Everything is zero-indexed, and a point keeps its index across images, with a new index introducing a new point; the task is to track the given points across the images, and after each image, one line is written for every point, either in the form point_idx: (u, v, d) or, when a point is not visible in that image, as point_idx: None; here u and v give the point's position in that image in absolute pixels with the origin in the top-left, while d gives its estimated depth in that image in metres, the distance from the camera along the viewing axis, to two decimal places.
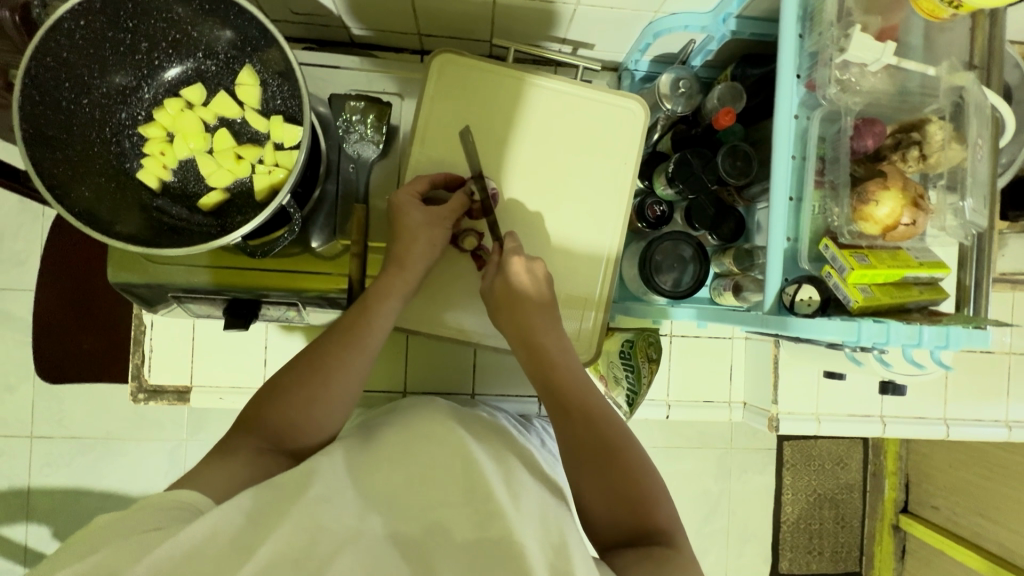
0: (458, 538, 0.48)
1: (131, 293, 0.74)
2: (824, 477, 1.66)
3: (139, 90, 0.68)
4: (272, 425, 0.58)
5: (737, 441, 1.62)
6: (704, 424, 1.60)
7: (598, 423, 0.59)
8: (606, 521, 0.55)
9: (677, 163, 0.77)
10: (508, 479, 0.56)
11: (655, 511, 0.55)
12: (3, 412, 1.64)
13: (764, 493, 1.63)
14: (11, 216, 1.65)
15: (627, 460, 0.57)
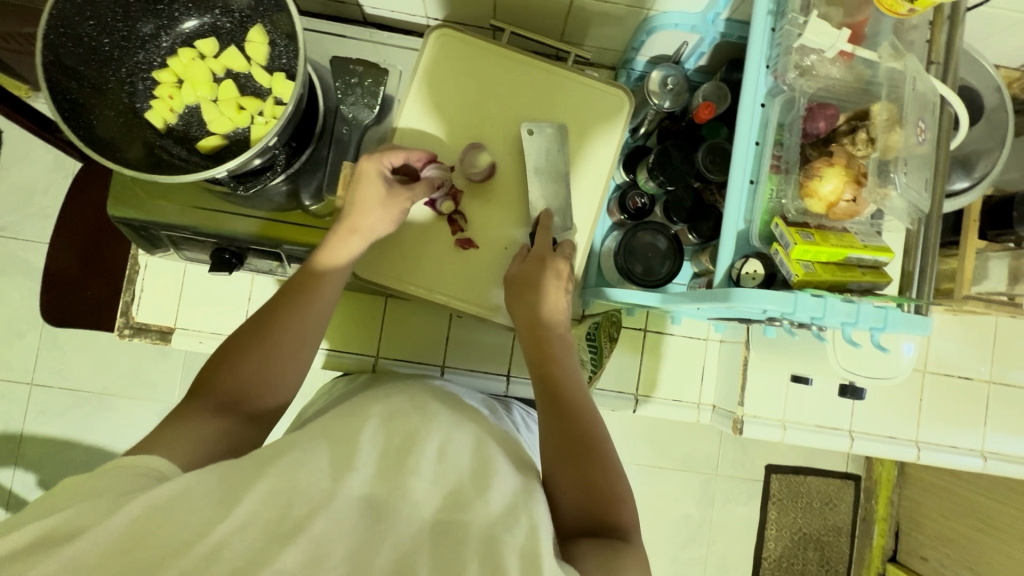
0: (421, 514, 0.47)
1: (128, 229, 0.78)
2: (810, 516, 1.61)
3: (158, 39, 0.73)
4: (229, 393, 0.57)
5: (723, 469, 1.59)
6: (688, 446, 1.58)
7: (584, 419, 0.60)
8: (572, 509, 0.55)
9: (658, 154, 0.81)
10: (481, 460, 0.54)
11: (619, 515, 0.55)
12: (10, 356, 1.72)
13: (745, 524, 1.59)
14: (45, 173, 1.78)
15: (603, 459, 0.58)
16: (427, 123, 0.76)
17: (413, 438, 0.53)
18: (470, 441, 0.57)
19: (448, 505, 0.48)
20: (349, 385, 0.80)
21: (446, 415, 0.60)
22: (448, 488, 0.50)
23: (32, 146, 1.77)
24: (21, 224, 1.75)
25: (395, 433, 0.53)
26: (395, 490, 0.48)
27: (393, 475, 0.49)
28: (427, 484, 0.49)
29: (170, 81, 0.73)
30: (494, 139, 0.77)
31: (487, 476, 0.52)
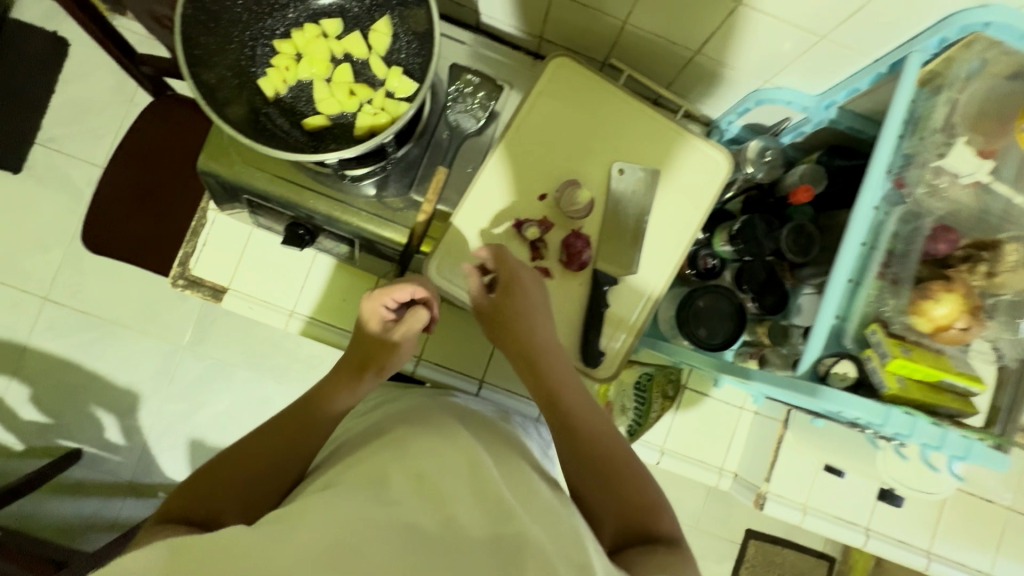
0: (472, 533, 0.46)
1: (210, 183, 0.78)
2: None
3: (285, 9, 0.74)
4: (230, 498, 0.53)
5: (703, 523, 1.60)
6: (676, 497, 1.59)
7: (597, 434, 0.63)
8: (612, 520, 0.58)
9: (743, 224, 0.80)
10: (517, 492, 0.53)
11: (655, 517, 0.58)
12: (32, 267, 1.72)
13: None
14: (105, 95, 1.78)
15: (625, 474, 0.60)
16: (528, 144, 0.76)
17: (433, 469, 0.52)
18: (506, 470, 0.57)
19: (500, 518, 0.48)
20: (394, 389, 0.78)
21: (461, 431, 0.62)
22: (493, 508, 0.49)
23: (95, 65, 1.77)
24: (68, 138, 1.75)
25: (423, 454, 0.55)
26: (440, 520, 0.46)
27: (433, 503, 0.48)
28: (473, 505, 0.49)
29: (290, 50, 0.73)
30: (579, 175, 0.76)
31: (524, 500, 0.52)
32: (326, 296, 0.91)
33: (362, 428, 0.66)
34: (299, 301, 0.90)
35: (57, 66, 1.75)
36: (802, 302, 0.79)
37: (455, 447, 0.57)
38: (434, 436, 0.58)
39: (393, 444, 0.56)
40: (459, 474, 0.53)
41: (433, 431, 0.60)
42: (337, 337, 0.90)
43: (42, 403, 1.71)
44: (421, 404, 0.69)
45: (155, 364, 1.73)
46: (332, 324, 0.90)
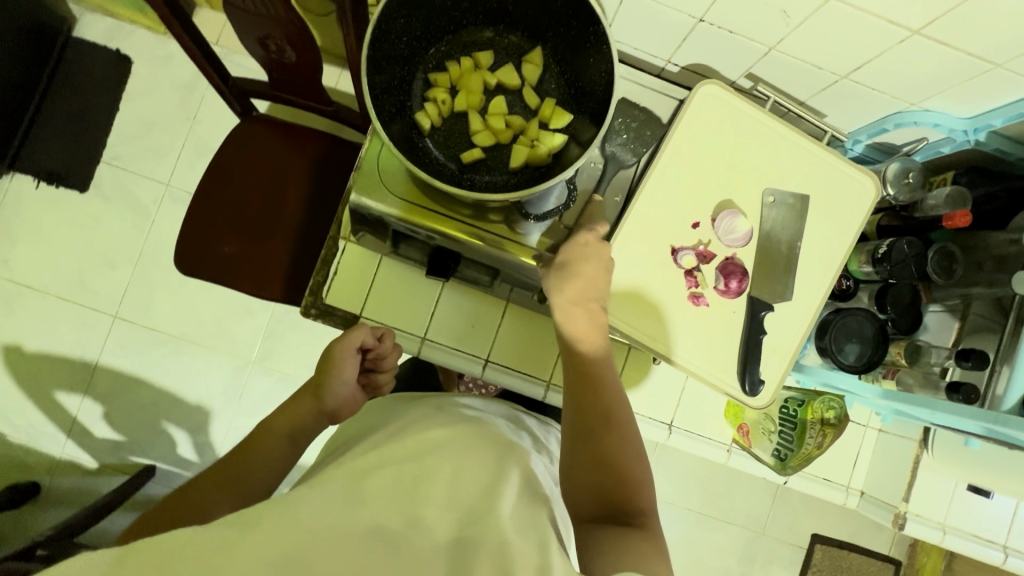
0: (437, 539, 0.47)
1: (359, 215, 0.78)
2: None
3: (440, 42, 0.74)
4: (220, 493, 0.57)
5: (771, 530, 1.67)
6: (744, 503, 1.67)
7: (606, 397, 0.63)
8: (586, 493, 0.58)
9: (889, 246, 0.80)
10: (505, 482, 0.53)
11: (637, 498, 0.58)
12: (100, 284, 1.72)
13: None
14: (168, 110, 1.77)
15: (622, 444, 0.60)
16: (681, 174, 0.75)
17: (415, 469, 0.52)
18: (490, 465, 0.55)
19: (467, 523, 0.48)
20: (400, 399, 0.77)
21: (441, 421, 0.61)
22: (464, 514, 0.49)
23: (159, 83, 1.76)
24: (134, 156, 1.74)
25: (398, 453, 0.54)
26: (406, 521, 0.47)
27: (402, 504, 0.49)
28: (446, 507, 0.49)
29: (444, 81, 0.73)
30: (733, 202, 0.76)
31: (504, 493, 0.51)
32: (454, 322, 0.90)
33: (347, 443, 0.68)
34: (431, 328, 0.90)
35: (122, 84, 1.75)
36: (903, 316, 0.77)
37: (443, 442, 0.56)
38: (426, 432, 0.57)
39: (385, 445, 0.56)
40: (442, 476, 0.52)
41: (429, 429, 0.58)
42: (466, 363, 0.90)
43: (114, 421, 1.72)
44: (429, 409, 0.66)
45: (225, 381, 1.73)
46: (462, 349, 0.91)
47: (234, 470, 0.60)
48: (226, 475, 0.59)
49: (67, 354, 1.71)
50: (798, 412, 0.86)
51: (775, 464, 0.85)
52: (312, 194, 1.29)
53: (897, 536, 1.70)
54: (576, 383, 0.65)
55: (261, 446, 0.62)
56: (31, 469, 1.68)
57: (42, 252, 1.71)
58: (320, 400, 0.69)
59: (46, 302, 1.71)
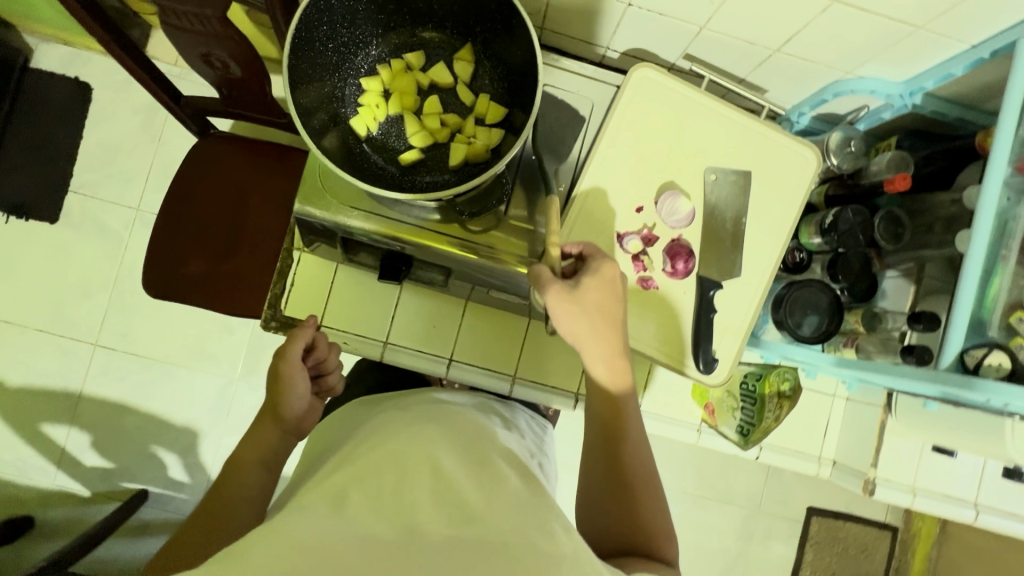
0: (431, 534, 0.46)
1: (306, 226, 0.78)
2: (845, 561, 1.69)
3: (369, 46, 0.74)
4: (205, 535, 0.58)
5: (765, 506, 1.68)
6: (735, 481, 1.68)
7: (634, 439, 0.62)
8: (613, 531, 0.58)
9: (835, 216, 0.80)
10: (495, 475, 0.53)
11: (663, 534, 0.58)
12: (78, 314, 1.72)
13: (782, 563, 1.69)
14: (131, 136, 1.76)
15: (643, 478, 0.60)
16: (621, 160, 0.76)
17: (392, 474, 0.51)
18: (467, 457, 0.55)
19: (461, 511, 0.48)
20: (367, 405, 0.77)
21: (418, 421, 0.59)
22: (455, 504, 0.48)
23: (121, 109, 1.76)
24: (101, 184, 1.74)
25: (379, 461, 0.52)
26: (400, 525, 0.46)
27: (389, 509, 0.48)
28: (431, 500, 0.48)
29: (375, 85, 0.73)
30: (676, 184, 0.76)
31: (493, 480, 0.52)
32: (415, 324, 0.91)
33: (330, 447, 0.69)
34: (392, 332, 0.90)
35: (83, 113, 1.74)
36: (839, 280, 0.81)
37: (414, 440, 0.55)
38: (388, 435, 0.56)
39: (359, 450, 0.55)
40: (420, 472, 0.51)
41: (393, 431, 0.57)
42: (432, 364, 0.91)
43: (104, 449, 1.72)
44: (396, 410, 0.66)
45: (210, 400, 1.73)
46: (425, 351, 0.91)
47: (217, 509, 0.61)
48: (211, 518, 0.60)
49: (51, 387, 1.71)
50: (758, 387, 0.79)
51: (741, 441, 0.82)
52: (275, 208, 1.29)
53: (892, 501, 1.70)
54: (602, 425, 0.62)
55: (236, 481, 0.63)
56: (25, 504, 1.68)
57: (19, 288, 1.70)
58: (279, 420, 0.69)
59: (26, 337, 1.70)
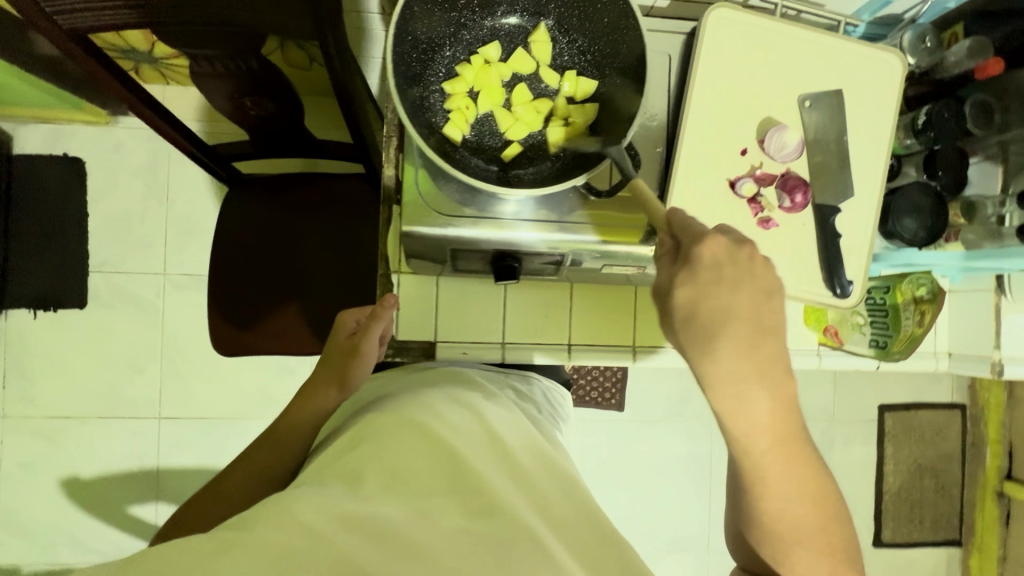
0: (444, 524, 0.49)
1: (414, 246, 0.76)
2: (922, 446, 1.69)
3: (444, 48, 0.72)
4: (269, 467, 0.74)
5: (841, 414, 1.69)
6: (806, 397, 1.68)
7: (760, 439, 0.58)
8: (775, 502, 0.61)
9: (929, 113, 0.81)
10: (505, 475, 0.57)
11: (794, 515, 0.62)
12: (134, 393, 1.66)
13: (865, 462, 1.69)
14: (135, 202, 1.67)
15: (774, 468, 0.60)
16: (717, 107, 0.75)
17: (412, 466, 0.54)
18: (478, 453, 0.58)
19: (472, 509, 0.51)
20: (386, 378, 0.82)
21: (448, 408, 0.64)
22: (469, 496, 0.52)
23: (119, 174, 1.65)
24: (121, 257, 1.66)
25: (401, 448, 0.56)
26: (413, 513, 0.49)
27: (409, 500, 0.51)
28: (449, 495, 0.52)
29: (459, 86, 0.71)
30: (774, 119, 0.75)
31: (483, 471, 0.55)
32: (527, 319, 0.90)
33: (344, 414, 0.73)
34: (508, 331, 0.90)
35: (84, 188, 1.64)
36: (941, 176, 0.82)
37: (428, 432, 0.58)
38: (405, 421, 0.60)
39: (374, 435, 0.58)
40: (434, 466, 0.55)
41: (416, 422, 0.60)
42: (552, 353, 0.90)
43: None
44: (410, 394, 0.69)
45: None
46: (543, 342, 0.90)
47: (279, 443, 0.76)
48: (267, 459, 0.74)
49: (127, 468, 1.66)
50: (887, 299, 0.88)
51: (877, 353, 0.89)
52: (323, 238, 1.25)
53: (958, 382, 1.71)
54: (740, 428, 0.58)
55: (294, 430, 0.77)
56: None
57: (63, 380, 1.63)
58: (341, 389, 0.80)
59: (87, 426, 1.64)
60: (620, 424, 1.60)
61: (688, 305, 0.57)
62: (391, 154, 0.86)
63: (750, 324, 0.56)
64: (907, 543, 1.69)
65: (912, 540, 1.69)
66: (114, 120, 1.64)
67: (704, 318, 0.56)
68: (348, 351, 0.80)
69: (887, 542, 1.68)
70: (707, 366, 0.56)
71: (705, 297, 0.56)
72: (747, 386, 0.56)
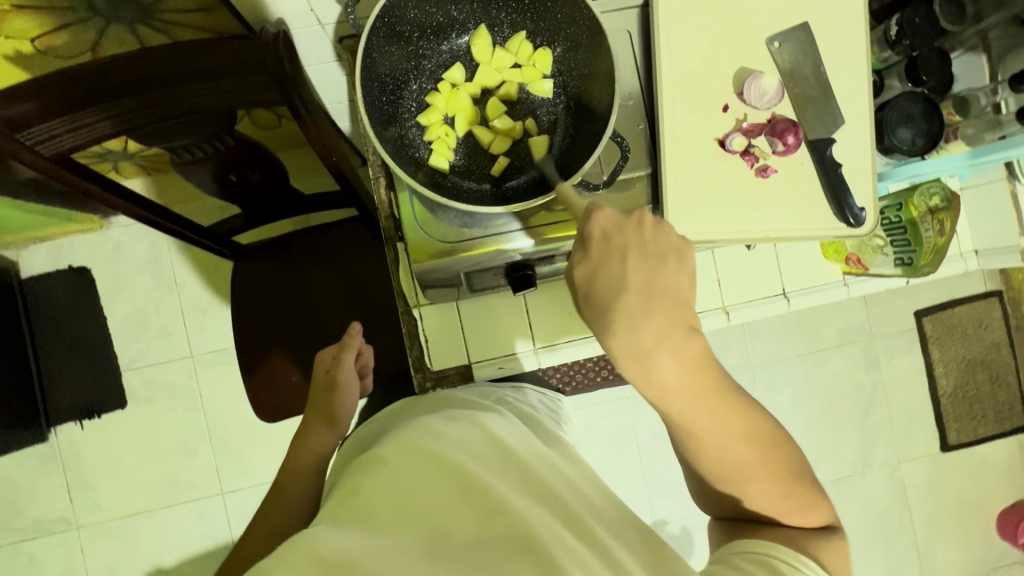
0: (460, 537, 0.50)
1: (427, 279, 0.77)
2: (969, 342, 1.66)
3: (408, 83, 0.72)
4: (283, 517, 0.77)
5: (878, 329, 1.67)
6: (841, 322, 1.66)
7: (687, 408, 0.57)
8: (719, 458, 0.60)
9: (902, 21, 0.80)
10: (512, 483, 0.57)
11: (745, 472, 0.60)
12: (192, 475, 1.68)
13: (914, 371, 1.67)
14: (147, 294, 1.70)
15: (715, 429, 0.58)
16: (690, 71, 0.74)
17: (420, 487, 0.54)
18: (484, 465, 0.58)
19: (484, 517, 0.52)
20: (382, 419, 0.82)
21: (445, 425, 0.64)
22: (476, 499, 0.53)
23: (124, 273, 1.69)
24: (148, 350, 1.69)
25: (408, 470, 0.56)
26: (426, 534, 0.50)
27: (412, 519, 0.51)
28: (455, 505, 0.53)
29: (433, 115, 0.72)
30: (749, 68, 0.75)
31: (496, 482, 0.56)
32: (552, 319, 0.90)
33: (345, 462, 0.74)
34: (537, 335, 0.90)
35: (97, 294, 1.68)
36: (926, 78, 0.80)
37: (431, 452, 0.58)
38: (413, 443, 0.59)
39: (377, 460, 0.58)
40: (441, 481, 0.55)
41: (421, 441, 0.60)
42: (586, 345, 0.91)
43: None
44: (406, 420, 0.69)
45: None
46: (574, 338, 0.91)
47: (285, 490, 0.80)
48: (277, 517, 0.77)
49: (203, 548, 1.67)
50: (902, 215, 0.86)
51: (906, 270, 0.87)
52: (335, 286, 1.26)
53: (990, 269, 1.66)
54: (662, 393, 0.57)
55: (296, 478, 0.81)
56: None
57: (124, 480, 1.67)
58: (332, 424, 0.85)
59: (156, 518, 1.67)
60: None
61: (589, 291, 0.57)
62: (380, 195, 0.87)
63: (644, 295, 0.56)
64: (976, 440, 1.66)
65: (980, 436, 1.67)
66: (108, 222, 1.67)
67: (604, 298, 0.57)
68: (329, 384, 0.87)
69: (955, 445, 1.66)
70: (615, 343, 0.56)
71: (603, 273, 0.57)
72: (653, 355, 0.55)
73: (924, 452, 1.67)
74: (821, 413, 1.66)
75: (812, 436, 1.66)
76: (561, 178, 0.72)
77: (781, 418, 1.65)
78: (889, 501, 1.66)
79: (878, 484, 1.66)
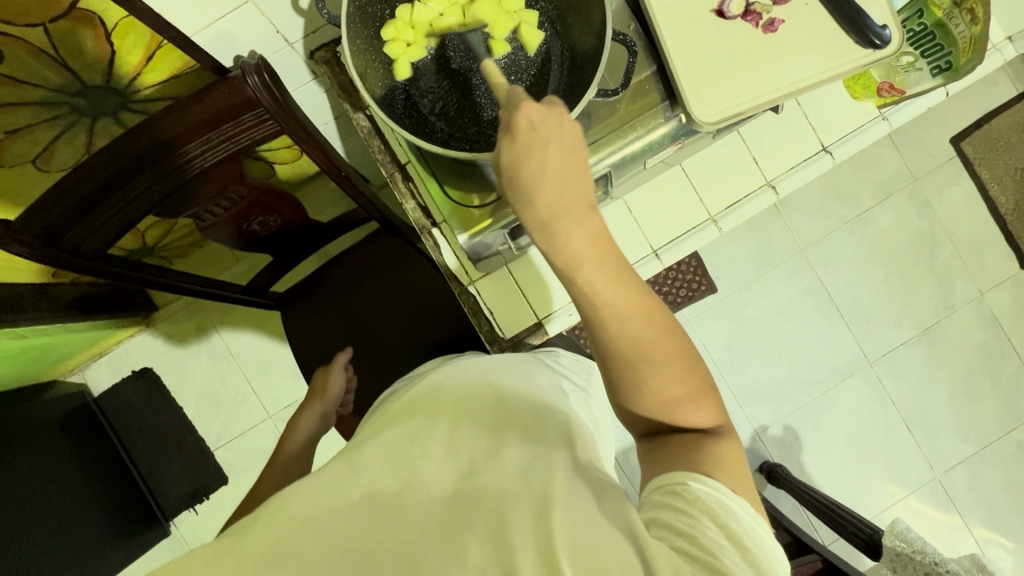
0: (436, 491, 0.47)
1: (474, 248, 0.78)
2: (1016, 150, 1.58)
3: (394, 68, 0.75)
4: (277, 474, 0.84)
5: (919, 169, 1.58)
6: (878, 174, 1.58)
7: (599, 274, 0.53)
8: (624, 337, 0.53)
9: None
10: (498, 430, 0.52)
11: (659, 358, 0.52)
12: None
13: (969, 199, 1.58)
14: (207, 374, 1.74)
15: (629, 295, 0.53)
16: None
17: (415, 435, 0.52)
18: (483, 418, 0.54)
19: (466, 473, 0.48)
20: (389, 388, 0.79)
21: (458, 374, 0.61)
22: (465, 461, 0.49)
23: (180, 361, 1.73)
24: (229, 424, 1.73)
25: (411, 424, 0.54)
26: (400, 483, 0.47)
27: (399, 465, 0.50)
28: (442, 457, 0.50)
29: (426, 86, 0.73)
30: None
31: (487, 439, 0.51)
32: None
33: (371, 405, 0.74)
34: None
35: (164, 388, 1.73)
36: None
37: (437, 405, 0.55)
38: (433, 398, 0.57)
39: (390, 417, 0.57)
40: (434, 431, 0.52)
41: (436, 396, 0.57)
42: (644, 266, 0.90)
43: None
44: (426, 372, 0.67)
45: None
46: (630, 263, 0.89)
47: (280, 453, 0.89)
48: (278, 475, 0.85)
49: None
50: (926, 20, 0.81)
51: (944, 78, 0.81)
52: (379, 301, 1.26)
53: (1014, 71, 1.58)
54: (566, 259, 0.53)
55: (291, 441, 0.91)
56: None
57: None
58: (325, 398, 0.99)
59: None
60: (721, 303, 1.59)
61: (507, 166, 0.53)
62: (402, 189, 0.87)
63: (560, 176, 0.53)
64: None
65: None
66: (150, 320, 1.72)
67: (519, 178, 0.53)
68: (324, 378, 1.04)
69: None
70: (522, 211, 0.55)
71: (522, 156, 0.52)
72: (557, 217, 0.53)
73: (1006, 275, 1.58)
74: (889, 270, 1.58)
75: (887, 297, 1.58)
76: (574, 102, 0.70)
77: (849, 289, 1.58)
78: (984, 335, 1.58)
79: (966, 322, 1.58)
